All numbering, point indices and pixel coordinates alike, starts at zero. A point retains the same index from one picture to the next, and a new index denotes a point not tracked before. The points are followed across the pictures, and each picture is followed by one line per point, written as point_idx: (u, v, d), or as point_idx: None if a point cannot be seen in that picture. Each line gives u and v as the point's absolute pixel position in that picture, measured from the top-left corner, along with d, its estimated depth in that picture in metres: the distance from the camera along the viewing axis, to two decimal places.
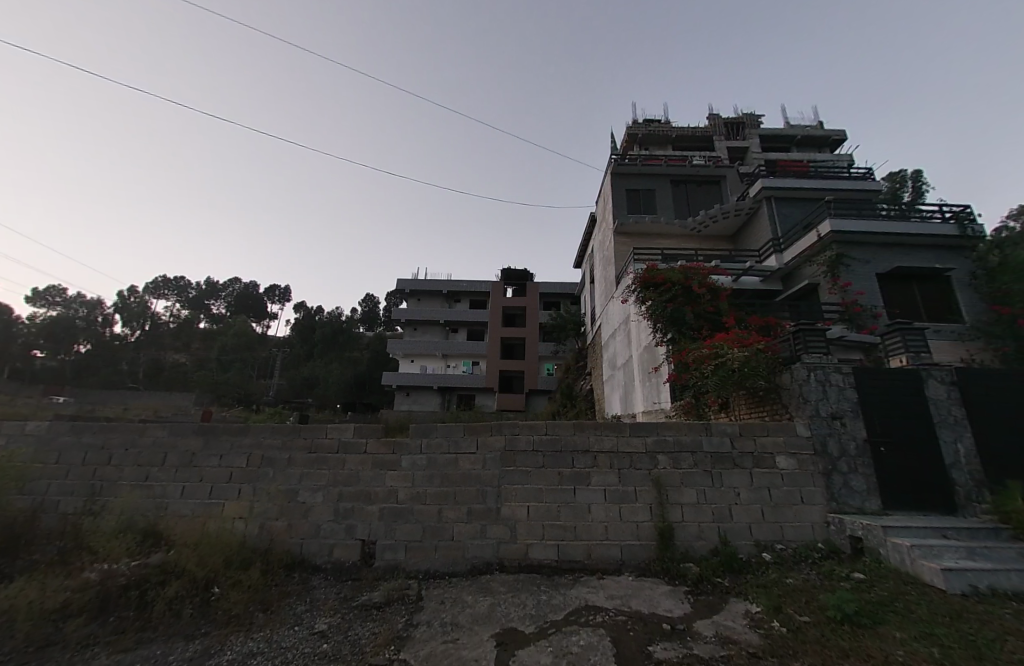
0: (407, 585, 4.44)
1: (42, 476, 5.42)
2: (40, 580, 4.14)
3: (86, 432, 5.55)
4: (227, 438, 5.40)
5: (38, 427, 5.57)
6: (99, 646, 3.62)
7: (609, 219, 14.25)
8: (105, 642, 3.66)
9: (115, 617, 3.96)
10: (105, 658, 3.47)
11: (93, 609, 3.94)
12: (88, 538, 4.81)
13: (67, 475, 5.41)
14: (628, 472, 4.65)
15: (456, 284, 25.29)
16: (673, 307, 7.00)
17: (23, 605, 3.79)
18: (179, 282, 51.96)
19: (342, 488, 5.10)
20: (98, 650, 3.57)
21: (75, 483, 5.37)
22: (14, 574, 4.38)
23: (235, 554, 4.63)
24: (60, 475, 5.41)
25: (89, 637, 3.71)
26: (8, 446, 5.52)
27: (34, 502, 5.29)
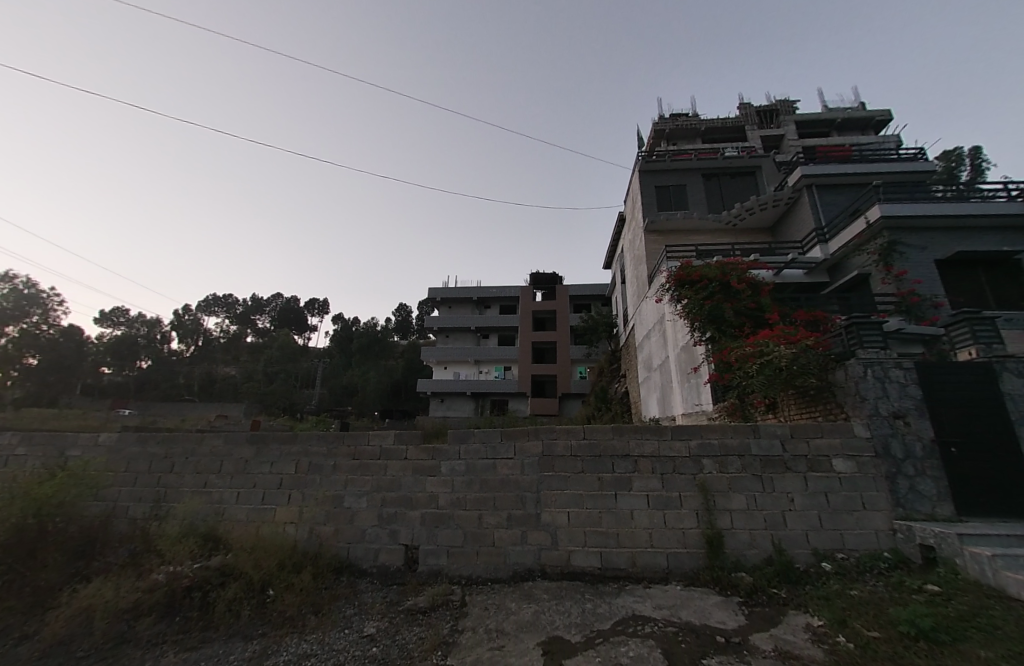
0: (451, 591, 4.47)
1: (112, 483, 5.83)
2: (114, 581, 4.45)
3: (151, 442, 5.95)
4: (276, 446, 5.65)
5: (110, 439, 6.02)
6: (167, 644, 3.84)
7: (639, 217, 13.98)
8: (173, 641, 3.88)
9: (180, 617, 4.19)
10: (173, 656, 3.68)
11: (161, 609, 4.20)
12: (154, 542, 5.15)
13: (134, 482, 5.81)
14: (672, 477, 4.51)
15: (486, 291, 25.50)
16: (711, 304, 6.76)
17: (102, 604, 4.09)
18: (227, 299, 55.15)
19: (385, 493, 5.21)
20: (167, 649, 3.78)
21: (142, 490, 5.75)
22: (92, 574, 4.74)
23: (287, 556, 4.82)
24: (129, 482, 5.82)
25: (158, 635, 3.95)
26: (84, 456, 6.00)
27: (107, 507, 5.71)
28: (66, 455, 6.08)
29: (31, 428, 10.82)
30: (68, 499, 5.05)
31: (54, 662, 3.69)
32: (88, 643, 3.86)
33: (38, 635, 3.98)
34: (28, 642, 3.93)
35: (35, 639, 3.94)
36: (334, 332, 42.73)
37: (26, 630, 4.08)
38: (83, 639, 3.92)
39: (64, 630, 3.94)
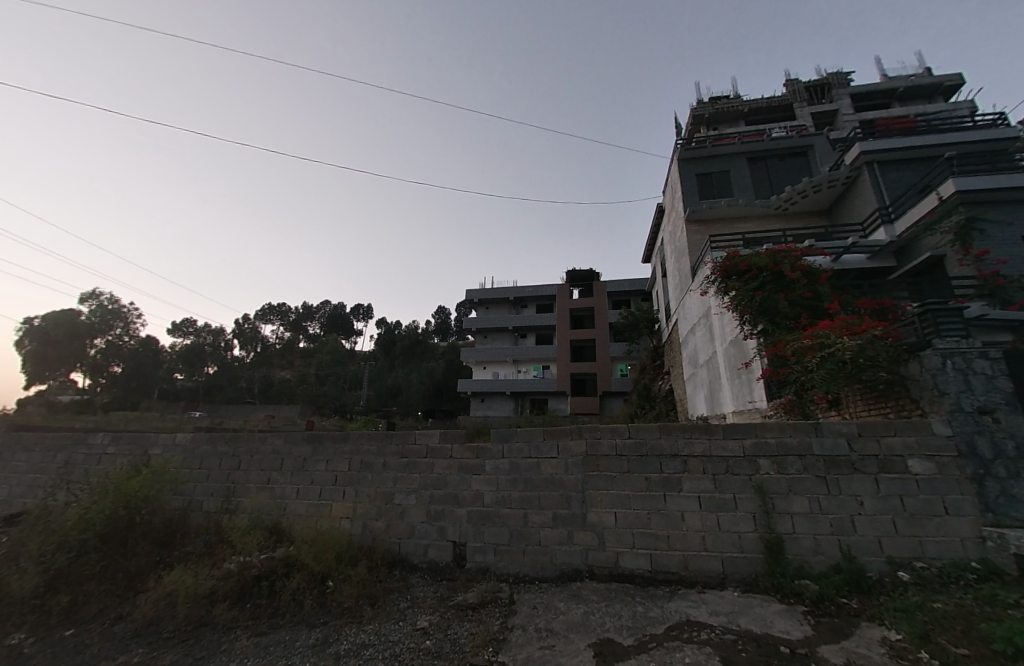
0: (499, 589, 4.51)
1: (188, 479, 6.34)
2: (193, 568, 4.84)
3: (219, 441, 6.41)
4: (330, 445, 5.92)
5: (185, 438, 6.55)
6: (240, 629, 4.12)
7: (679, 208, 13.48)
8: (245, 626, 4.16)
9: (251, 603, 4.48)
10: (245, 640, 3.94)
11: (233, 596, 4.51)
12: (225, 533, 5.54)
13: (207, 477, 6.28)
14: (725, 479, 4.32)
15: (523, 290, 25.49)
16: (762, 295, 6.40)
17: (183, 589, 4.45)
18: (281, 307, 58.58)
19: (433, 491, 5.33)
20: (240, 633, 4.06)
21: (213, 485, 6.21)
22: (174, 562, 5.17)
23: (343, 550, 5.04)
24: (202, 479, 6.29)
25: (232, 620, 4.25)
26: (164, 454, 6.56)
27: (185, 501, 6.21)
28: (149, 454, 6.66)
29: (117, 430, 11.97)
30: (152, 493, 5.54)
31: (145, 640, 4.05)
32: (172, 625, 4.21)
33: (131, 615, 4.38)
34: (123, 621, 4.35)
35: (128, 620, 4.35)
36: (378, 336, 44.32)
37: (121, 611, 4.51)
38: (168, 621, 4.28)
39: (153, 612, 4.32)
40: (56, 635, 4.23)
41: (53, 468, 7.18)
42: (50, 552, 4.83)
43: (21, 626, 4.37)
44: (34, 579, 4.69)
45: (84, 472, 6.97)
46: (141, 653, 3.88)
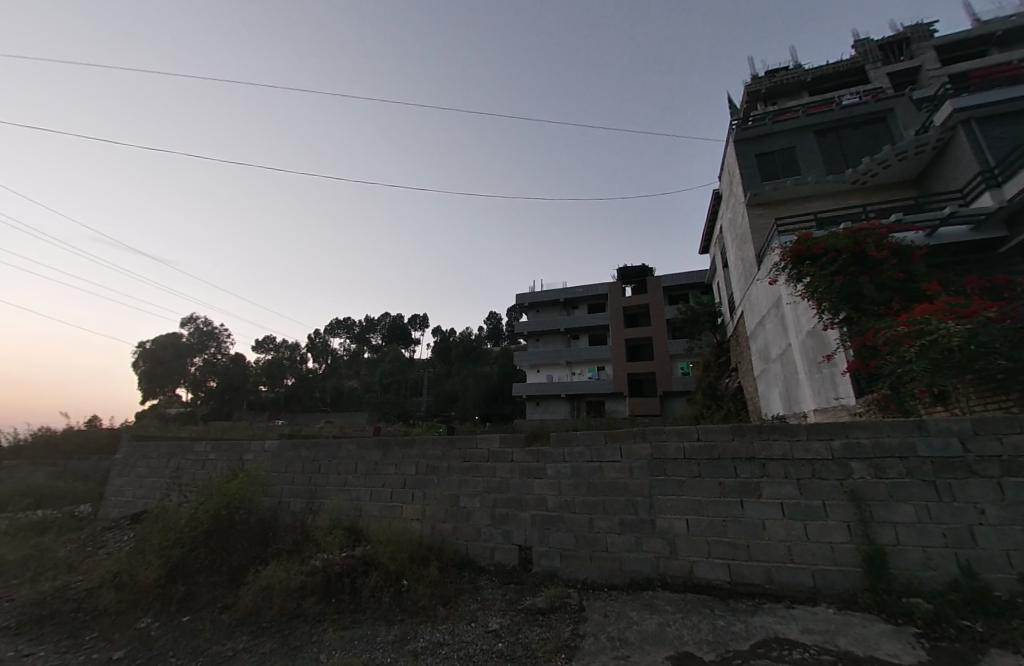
0: (568, 594, 4.45)
1: (276, 481, 6.89)
2: (283, 564, 5.22)
3: (301, 447, 6.91)
4: (398, 450, 6.18)
5: (272, 444, 7.13)
6: (327, 622, 4.38)
7: (738, 192, 12.67)
8: (331, 619, 4.42)
9: (336, 597, 4.76)
10: (332, 633, 4.18)
11: (320, 591, 4.81)
12: (309, 532, 5.95)
13: (292, 480, 6.79)
14: (811, 483, 3.95)
15: (574, 290, 25.16)
16: (842, 280, 5.81)
17: (277, 583, 4.81)
18: (346, 321, 62.39)
19: (496, 494, 5.37)
20: (328, 625, 4.32)
21: (298, 487, 6.70)
22: (268, 557, 5.61)
23: (415, 550, 5.21)
24: (287, 481, 6.81)
25: (320, 613, 4.53)
26: (256, 459, 7.19)
27: (275, 501, 6.76)
28: (243, 459, 7.33)
29: (216, 437, 13.30)
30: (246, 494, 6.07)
31: (247, 628, 4.43)
32: (269, 616, 4.56)
33: (234, 605, 4.81)
34: (228, 610, 4.77)
35: (232, 609, 4.77)
36: (435, 343, 45.82)
37: (226, 600, 4.95)
38: (265, 612, 4.64)
39: (252, 603, 4.71)
40: (177, 620, 4.69)
41: (167, 472, 8.11)
42: (168, 545, 5.42)
43: (149, 610, 4.88)
44: (158, 570, 5.24)
45: (191, 476, 7.80)
46: (244, 639, 4.24)
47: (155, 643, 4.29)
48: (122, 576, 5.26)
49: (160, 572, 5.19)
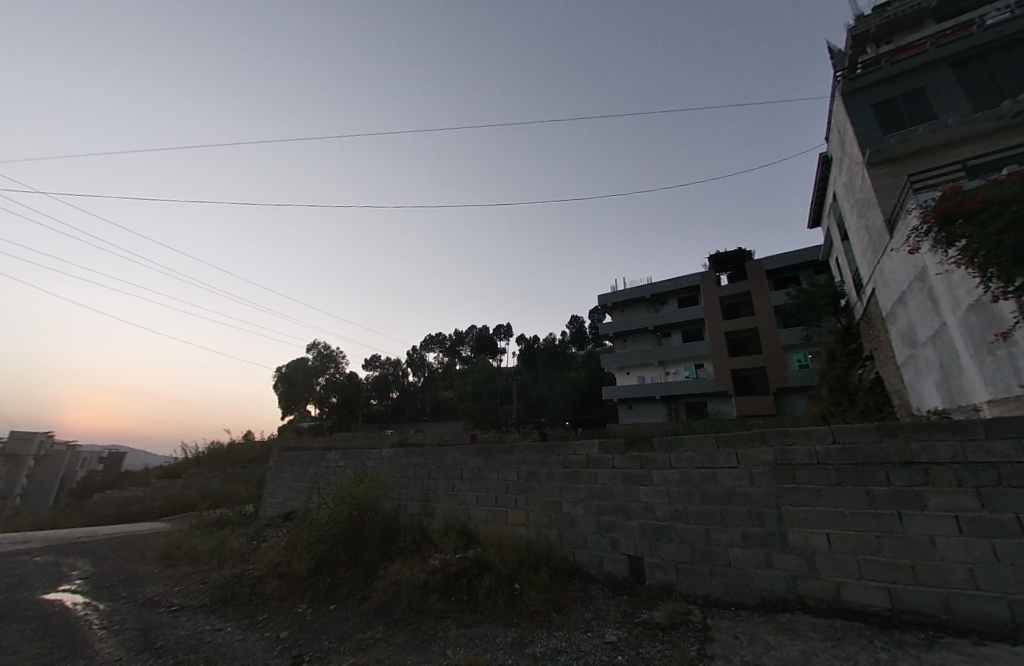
0: (689, 610, 4.14)
1: (394, 486, 7.46)
2: (406, 563, 5.59)
3: (413, 454, 7.41)
4: (499, 456, 6.33)
5: (388, 453, 7.75)
6: (449, 619, 4.58)
7: (853, 152, 11.08)
8: (452, 617, 4.61)
9: (455, 596, 4.96)
10: (454, 630, 4.36)
11: (440, 589, 5.05)
12: (426, 534, 6.31)
13: (407, 485, 7.30)
14: (997, 494, 3.24)
15: (661, 286, 23.88)
16: (1014, 237, 4.55)
17: (403, 579, 5.16)
18: (438, 336, 66.09)
19: (600, 501, 5.22)
20: (449, 623, 4.51)
21: (413, 491, 7.19)
22: (392, 555, 6.06)
23: (525, 555, 5.26)
24: (403, 486, 7.35)
25: (442, 610, 4.76)
26: (376, 466, 7.87)
27: (394, 504, 7.32)
28: (366, 465, 8.08)
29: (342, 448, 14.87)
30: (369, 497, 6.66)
31: (381, 619, 4.79)
32: (398, 610, 4.90)
33: (368, 597, 5.26)
34: (364, 602, 5.22)
35: (368, 601, 5.20)
36: (522, 351, 46.54)
37: (362, 593, 5.42)
38: (395, 605, 4.98)
39: (382, 596, 5.10)
40: (324, 607, 5.22)
41: (306, 478, 9.25)
42: (313, 541, 6.11)
43: (303, 597, 5.49)
44: (307, 561, 5.90)
45: (326, 480, 8.79)
46: (380, 629, 4.58)
47: (310, 626, 4.81)
48: (281, 566, 6.02)
49: (309, 564, 5.83)
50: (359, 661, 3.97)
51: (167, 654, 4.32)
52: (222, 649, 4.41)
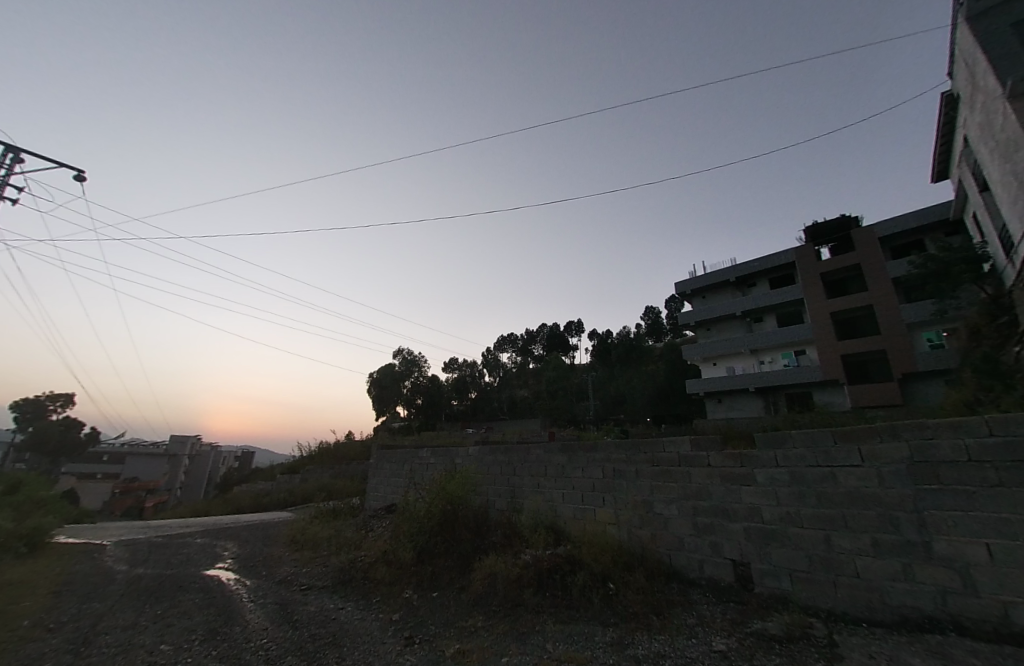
0: (810, 623, 3.75)
1: (481, 482, 7.70)
2: (500, 557, 5.74)
3: (498, 451, 7.60)
4: (583, 454, 6.25)
5: (474, 450, 8.03)
6: (546, 614, 4.61)
7: (989, 86, 9.34)
8: (549, 613, 4.62)
9: (550, 592, 4.97)
10: (552, 625, 4.38)
11: (534, 584, 5.10)
12: (515, 530, 6.43)
13: (494, 481, 7.50)
14: None
15: (747, 267, 21.95)
16: None
17: (498, 572, 5.30)
18: (510, 336, 67.17)
19: (696, 502, 4.94)
20: (546, 618, 4.54)
21: (500, 488, 7.37)
22: (486, 548, 6.25)
23: (618, 554, 5.13)
24: (490, 482, 7.56)
25: (538, 605, 4.79)
26: (464, 463, 8.19)
27: (483, 500, 7.55)
28: (455, 463, 8.44)
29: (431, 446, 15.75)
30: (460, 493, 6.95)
31: (481, 609, 4.96)
32: (495, 601, 5.03)
33: (466, 588, 5.46)
34: (464, 592, 5.43)
35: (466, 591, 5.41)
36: (596, 347, 45.69)
37: (460, 583, 5.65)
38: (492, 597, 5.13)
39: (480, 588, 5.27)
40: (428, 594, 5.52)
41: (402, 473, 9.90)
42: (413, 532, 6.51)
43: (408, 583, 5.87)
44: (410, 551, 6.29)
45: (420, 476, 9.33)
46: (481, 619, 4.73)
47: (417, 611, 5.12)
48: (388, 553, 6.50)
49: (411, 553, 6.21)
50: (465, 648, 4.14)
51: (301, 626, 4.85)
52: (345, 625, 4.85)
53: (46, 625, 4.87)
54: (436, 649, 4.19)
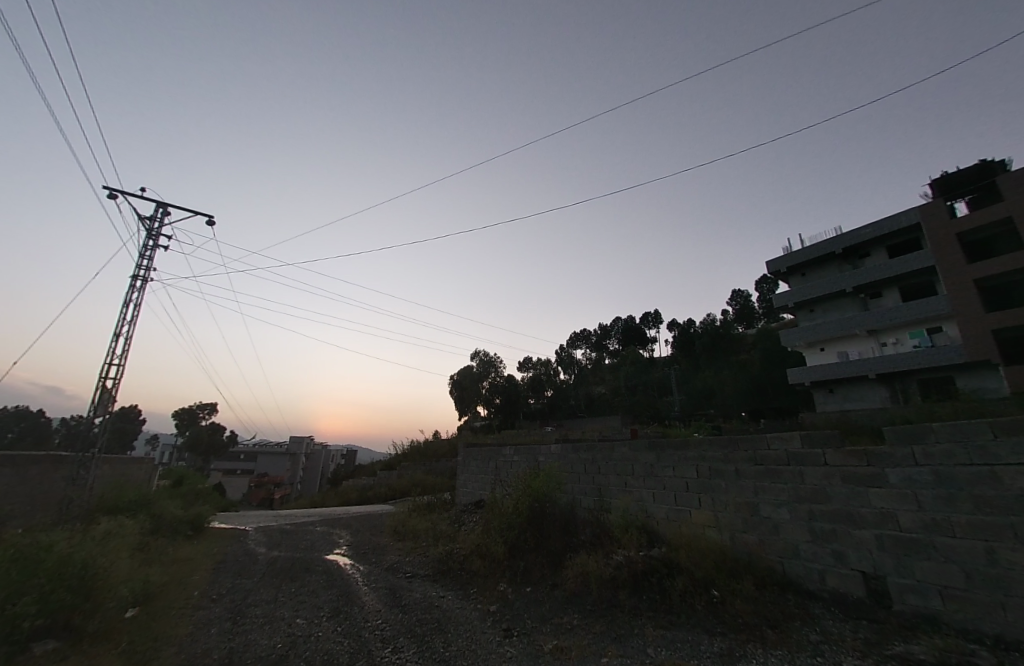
0: (972, 650, 3.17)
1: (566, 480, 7.64)
2: (591, 556, 5.63)
3: (582, 448, 7.49)
4: (673, 451, 5.92)
5: (557, 448, 8.00)
6: (645, 617, 4.41)
7: None
8: (648, 616, 4.42)
9: (647, 595, 4.76)
10: (653, 629, 4.18)
11: (630, 586, 4.92)
12: (605, 529, 6.27)
13: (579, 480, 7.40)
14: None
15: (856, 235, 19.27)
16: None
17: (590, 572, 5.19)
18: (584, 332, 66.28)
19: (811, 505, 4.44)
20: (645, 621, 4.34)
21: (587, 486, 7.25)
22: (576, 547, 6.17)
23: (722, 560, 4.77)
24: (576, 480, 7.47)
25: (635, 607, 4.61)
26: (547, 461, 8.20)
27: (569, 498, 7.48)
28: (539, 460, 8.46)
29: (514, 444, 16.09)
30: (547, 491, 6.97)
31: (575, 608, 4.89)
32: (590, 600, 4.94)
33: (559, 586, 5.43)
34: (557, 589, 5.41)
35: (559, 589, 5.38)
36: (678, 338, 43.46)
37: (553, 581, 5.64)
38: (587, 596, 5.04)
39: (573, 586, 5.21)
40: (522, 589, 5.58)
41: (488, 470, 10.17)
42: (503, 527, 6.64)
43: (502, 577, 5.99)
44: (501, 545, 6.42)
45: (506, 473, 9.52)
46: (577, 617, 4.67)
47: (512, 605, 5.19)
48: (481, 548, 6.70)
49: (503, 548, 6.33)
50: (563, 644, 4.10)
51: (408, 611, 5.17)
52: (447, 613, 5.07)
53: (208, 595, 5.74)
54: (534, 643, 4.22)
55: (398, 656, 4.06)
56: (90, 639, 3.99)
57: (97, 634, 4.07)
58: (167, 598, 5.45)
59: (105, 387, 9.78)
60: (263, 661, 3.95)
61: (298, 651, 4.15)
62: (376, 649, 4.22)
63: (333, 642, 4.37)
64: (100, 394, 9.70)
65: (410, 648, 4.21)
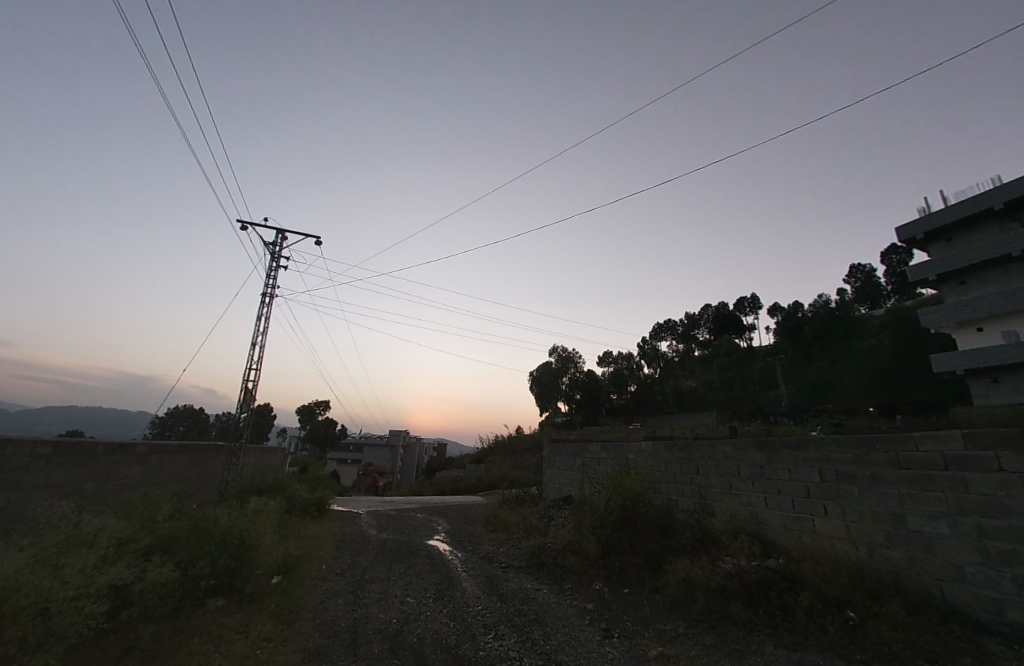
0: None
1: (661, 481, 7.26)
2: (694, 561, 5.29)
3: (676, 446, 7.10)
4: (788, 452, 5.35)
5: (650, 447, 7.67)
6: (763, 634, 4.02)
7: None
8: (767, 633, 4.02)
9: (765, 611, 4.33)
10: (775, 648, 3.78)
11: (744, 598, 4.51)
12: (708, 533, 5.86)
13: (675, 480, 7.02)
14: None
15: (1019, 186, 15.75)
16: None
17: (696, 578, 4.88)
18: (669, 323, 62.86)
19: (979, 520, 3.73)
20: (765, 638, 3.95)
21: (684, 487, 6.84)
22: (676, 549, 5.86)
23: (858, 577, 4.18)
24: (672, 480, 7.08)
25: (751, 622, 4.21)
26: (639, 459, 7.89)
27: (664, 499, 7.12)
28: (629, 457, 8.18)
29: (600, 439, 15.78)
30: (641, 490, 6.71)
31: (680, 614, 4.64)
32: (697, 608, 4.64)
33: (662, 590, 5.17)
34: (658, 593, 5.17)
35: (660, 593, 5.15)
36: (783, 326, 39.20)
37: (653, 584, 5.40)
38: (691, 604, 4.75)
39: (677, 592, 4.94)
40: (619, 589, 5.43)
41: (574, 466, 10.13)
42: (596, 524, 6.50)
43: (598, 575, 5.88)
44: (594, 543, 6.31)
45: (593, 468, 9.37)
46: (683, 625, 4.42)
47: (610, 605, 5.08)
48: (575, 544, 6.65)
49: (597, 546, 6.22)
50: (670, 652, 3.91)
51: (507, 600, 5.32)
52: (544, 607, 5.12)
53: (334, 569, 6.44)
54: (637, 646, 4.08)
55: (501, 644, 4.18)
56: (248, 599, 4.70)
57: (252, 596, 4.77)
58: (302, 569, 6.23)
59: (247, 388, 11.42)
60: (381, 633, 4.32)
61: (411, 628, 4.47)
62: (479, 634, 4.41)
63: (440, 622, 4.63)
64: (244, 394, 11.37)
65: (512, 637, 4.33)
